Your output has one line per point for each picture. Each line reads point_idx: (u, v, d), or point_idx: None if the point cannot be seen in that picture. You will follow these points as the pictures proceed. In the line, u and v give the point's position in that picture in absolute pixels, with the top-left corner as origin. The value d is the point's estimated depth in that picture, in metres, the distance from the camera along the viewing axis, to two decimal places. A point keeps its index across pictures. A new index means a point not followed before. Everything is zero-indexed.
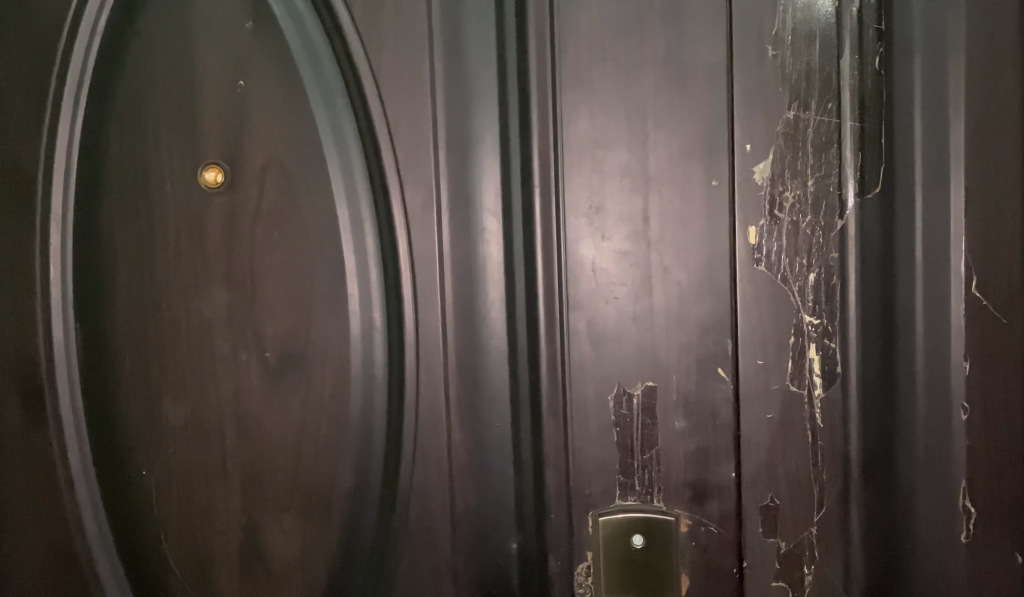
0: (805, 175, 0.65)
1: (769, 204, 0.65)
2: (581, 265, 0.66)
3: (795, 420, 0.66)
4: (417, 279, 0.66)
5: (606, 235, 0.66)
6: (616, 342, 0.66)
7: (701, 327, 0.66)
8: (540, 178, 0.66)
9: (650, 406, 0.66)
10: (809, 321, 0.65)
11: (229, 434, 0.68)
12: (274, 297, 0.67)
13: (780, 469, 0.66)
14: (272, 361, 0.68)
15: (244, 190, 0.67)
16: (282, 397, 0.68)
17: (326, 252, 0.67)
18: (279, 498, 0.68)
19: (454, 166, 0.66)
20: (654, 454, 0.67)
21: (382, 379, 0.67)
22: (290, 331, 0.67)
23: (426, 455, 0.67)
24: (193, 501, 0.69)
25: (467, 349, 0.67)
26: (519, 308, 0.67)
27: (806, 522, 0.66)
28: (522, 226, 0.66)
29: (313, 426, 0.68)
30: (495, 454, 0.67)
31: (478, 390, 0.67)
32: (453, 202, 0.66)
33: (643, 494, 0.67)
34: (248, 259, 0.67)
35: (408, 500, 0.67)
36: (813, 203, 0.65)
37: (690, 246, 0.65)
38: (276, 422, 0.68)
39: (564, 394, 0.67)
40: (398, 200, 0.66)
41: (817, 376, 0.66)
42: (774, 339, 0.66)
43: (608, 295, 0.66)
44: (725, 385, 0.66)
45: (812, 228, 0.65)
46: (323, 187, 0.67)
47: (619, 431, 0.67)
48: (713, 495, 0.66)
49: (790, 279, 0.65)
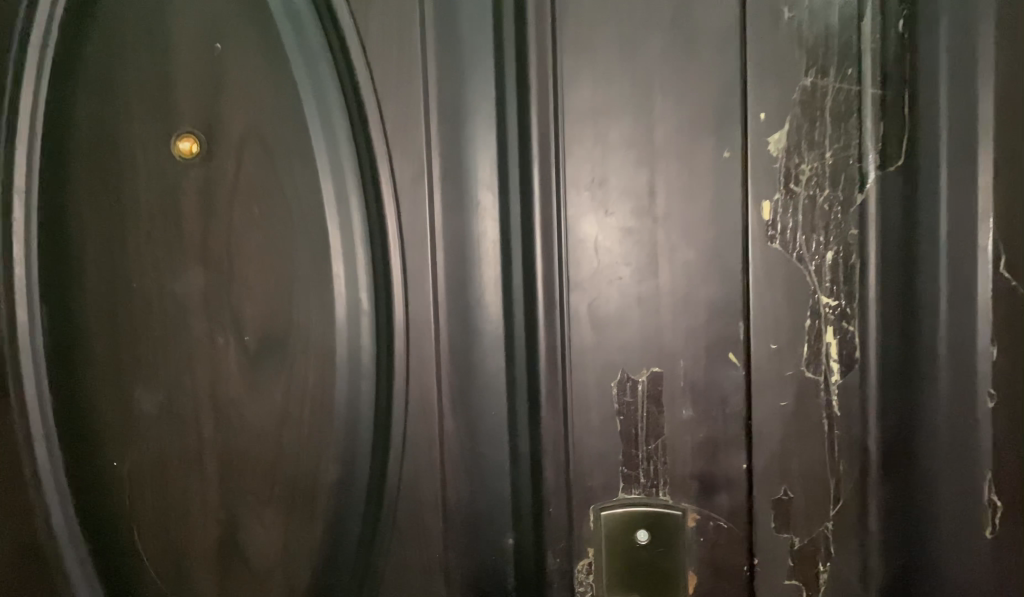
0: (822, 146, 0.61)
1: (784, 177, 0.61)
2: (582, 243, 0.62)
3: (810, 408, 0.62)
4: (407, 257, 0.62)
5: (609, 210, 0.61)
6: (619, 325, 0.62)
7: (710, 310, 0.61)
8: (539, 150, 0.61)
9: (656, 393, 0.62)
10: (826, 302, 0.61)
11: (206, 424, 0.64)
12: (253, 277, 0.63)
13: (794, 461, 0.62)
14: (251, 347, 0.63)
15: (222, 162, 0.63)
16: (261, 383, 0.63)
17: (310, 230, 0.62)
18: (259, 492, 0.64)
19: (446, 136, 0.62)
20: (660, 444, 0.62)
21: (369, 364, 0.63)
22: (270, 314, 0.63)
23: (416, 445, 0.63)
24: (167, 494, 0.65)
25: (459, 331, 0.63)
26: (515, 289, 0.62)
27: (821, 516, 0.62)
28: (519, 201, 0.62)
29: (295, 414, 0.63)
30: (490, 446, 0.63)
31: (472, 376, 0.63)
32: (445, 175, 0.62)
33: (648, 488, 0.63)
34: (225, 236, 0.63)
35: (396, 496, 0.63)
36: (831, 176, 0.61)
37: (699, 222, 0.61)
38: (256, 410, 0.64)
39: (564, 381, 0.62)
40: (386, 172, 0.61)
41: (833, 362, 0.62)
42: (789, 321, 0.61)
43: (610, 276, 0.62)
44: (736, 371, 0.62)
45: (830, 203, 0.61)
46: (305, 159, 0.62)
47: (623, 420, 0.62)
48: (722, 488, 0.62)
49: (806, 257, 0.61)
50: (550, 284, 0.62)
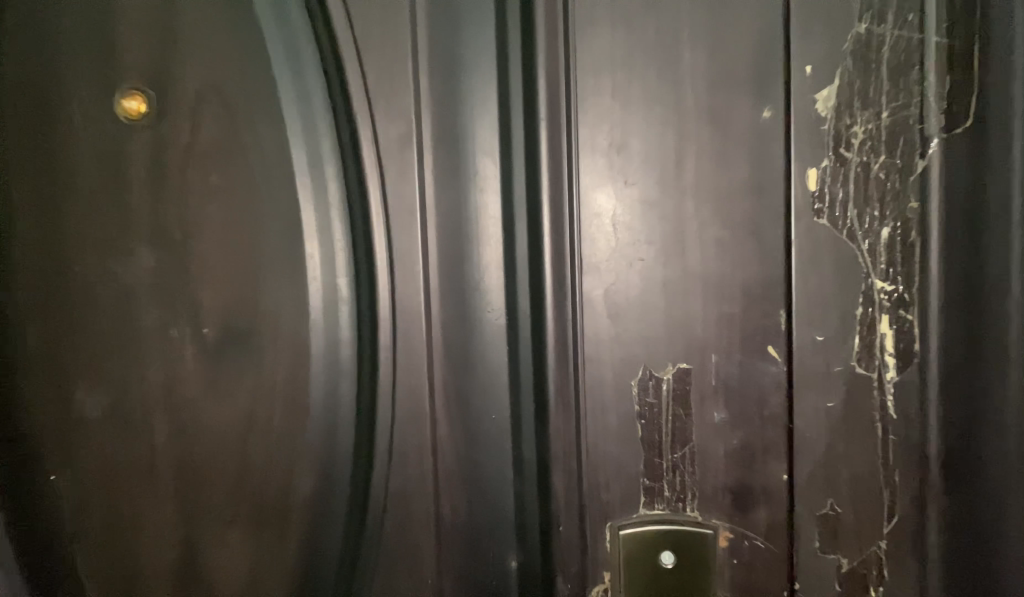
0: (877, 104, 0.52)
1: (833, 140, 0.52)
2: (597, 217, 0.53)
3: (861, 410, 0.53)
4: (393, 235, 0.53)
5: (630, 179, 0.52)
6: (639, 314, 0.53)
7: (746, 295, 0.53)
8: (547, 108, 0.52)
9: (683, 393, 0.53)
10: (881, 287, 0.53)
11: (158, 430, 0.55)
12: (213, 258, 0.54)
13: (842, 470, 0.54)
14: (211, 339, 0.54)
15: (174, 123, 0.53)
16: (224, 383, 0.54)
17: (279, 203, 0.53)
18: (222, 508, 0.55)
19: (438, 95, 0.53)
20: (688, 452, 0.54)
21: (349, 361, 0.54)
22: (233, 301, 0.54)
23: (404, 454, 0.54)
24: (117, 511, 0.55)
25: (455, 321, 0.54)
26: (519, 272, 0.53)
27: (873, 534, 0.54)
28: (525, 170, 0.53)
29: (263, 418, 0.54)
30: (490, 452, 0.55)
31: (470, 372, 0.54)
32: (436, 140, 0.53)
33: (674, 502, 0.54)
34: (179, 210, 0.54)
35: (382, 512, 0.54)
36: (888, 140, 0.52)
37: (735, 193, 0.52)
38: (217, 414, 0.54)
39: (576, 380, 0.53)
40: (368, 135, 0.52)
41: (889, 356, 0.53)
42: (838, 310, 0.53)
43: (629, 256, 0.53)
44: (776, 368, 0.53)
45: (886, 171, 0.52)
46: (273, 121, 0.53)
47: (644, 425, 0.53)
48: (759, 502, 0.54)
49: (859, 234, 0.52)
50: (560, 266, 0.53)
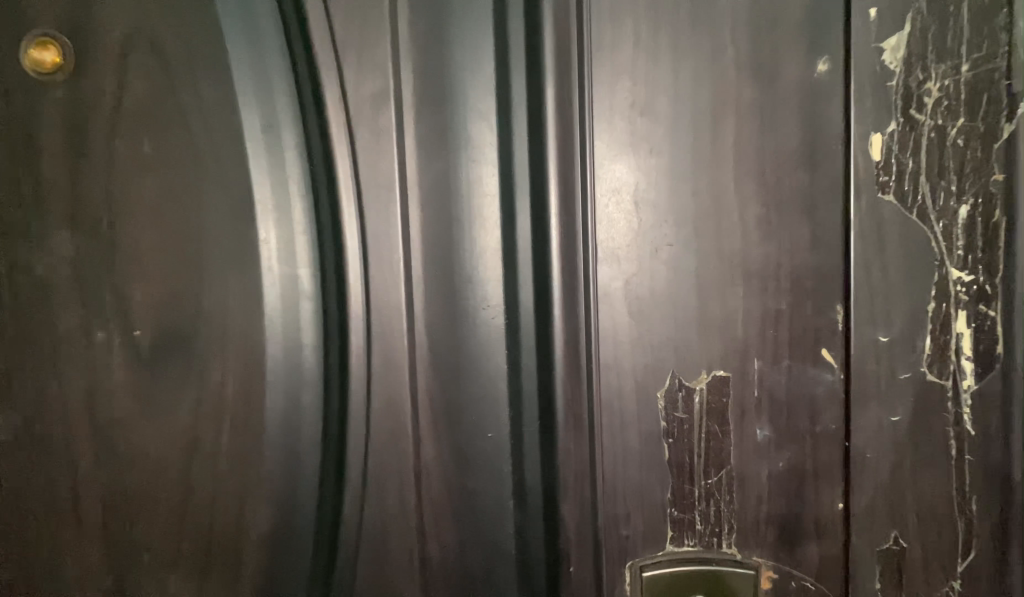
0: (956, 55, 0.42)
1: (901, 99, 0.43)
2: (615, 193, 0.43)
3: (931, 426, 0.44)
4: (367, 216, 0.43)
5: (654, 147, 0.43)
6: (667, 312, 0.44)
7: (796, 290, 0.43)
8: (556, 59, 0.42)
9: (719, 406, 0.44)
10: (957, 278, 0.43)
11: (81, 456, 0.45)
12: (147, 244, 0.44)
13: (907, 497, 0.45)
14: (144, 345, 0.44)
15: (95, 79, 0.43)
16: (161, 398, 0.45)
17: (226, 178, 0.44)
18: (160, 550, 0.45)
19: (423, 44, 0.43)
20: (724, 477, 0.45)
21: (312, 369, 0.44)
22: (172, 299, 0.44)
23: (383, 482, 0.45)
24: (28, 558, 0.45)
25: (443, 320, 0.45)
26: (521, 261, 0.44)
27: (944, 573, 0.45)
28: (528, 136, 0.43)
29: (211, 440, 0.45)
30: (485, 477, 0.45)
31: (461, 383, 0.45)
32: (420, 100, 0.44)
33: (707, 537, 0.45)
34: (103, 185, 0.43)
35: (355, 552, 0.45)
36: (969, 98, 0.42)
37: (783, 165, 0.43)
38: (154, 435, 0.45)
39: (588, 393, 0.43)
40: (334, 93, 0.42)
41: (966, 360, 0.44)
42: (907, 305, 0.44)
43: (654, 242, 0.43)
44: (831, 376, 0.44)
45: (965, 137, 0.43)
46: (216, 76, 0.43)
47: (672, 445, 0.44)
48: (809, 537, 0.45)
49: (932, 213, 0.43)
50: (570, 254, 0.43)
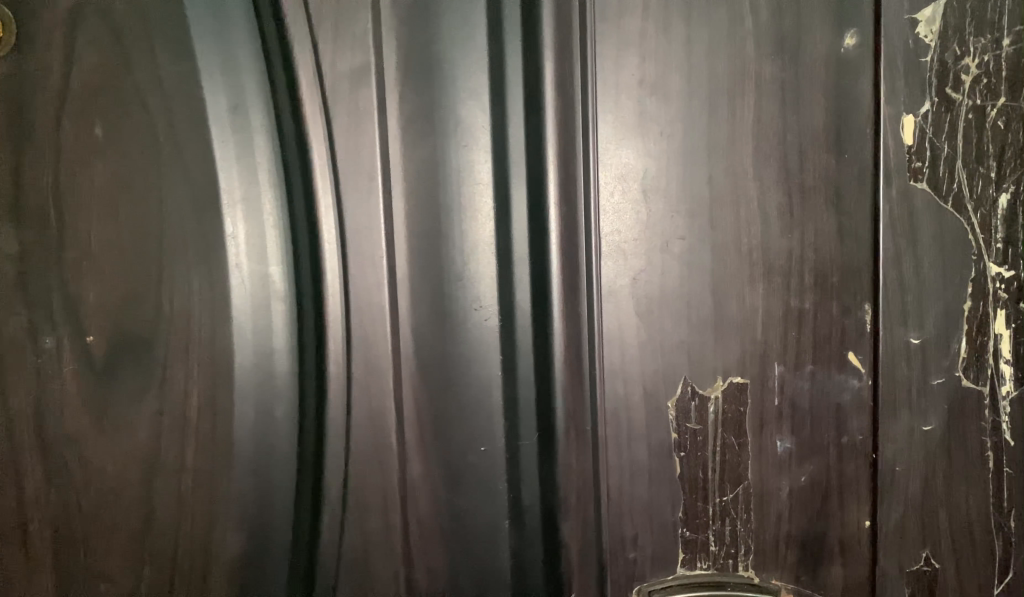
0: (998, 28, 0.38)
1: (936, 76, 0.39)
2: (621, 179, 0.39)
3: (965, 435, 0.40)
4: (346, 207, 0.39)
5: (665, 129, 0.39)
6: (679, 312, 0.40)
7: (820, 287, 0.39)
8: (555, 35, 0.38)
9: (736, 417, 0.40)
10: (997, 274, 0.39)
11: (28, 476, 0.40)
12: (100, 239, 0.39)
13: (940, 516, 0.40)
14: (97, 353, 0.39)
15: (40, 52, 0.38)
16: (116, 410, 0.40)
17: (189, 165, 0.39)
18: (118, 579, 0.41)
19: (406, 15, 0.39)
20: (741, 494, 0.41)
21: (286, 377, 0.40)
22: (128, 300, 0.39)
23: (365, 501, 0.41)
24: None
25: (431, 323, 0.40)
26: (517, 258, 0.40)
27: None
28: (525, 119, 0.39)
29: (173, 456, 0.40)
30: (478, 496, 0.41)
31: (451, 393, 0.40)
32: (404, 78, 0.39)
33: (721, 559, 0.41)
34: (49, 174, 0.39)
35: (335, 578, 0.41)
36: (1010, 76, 0.38)
37: (807, 150, 0.39)
38: (110, 452, 0.40)
39: (592, 402, 0.40)
40: (309, 71, 0.38)
41: (1005, 364, 0.40)
42: (941, 303, 0.39)
43: (667, 236, 0.39)
44: (859, 382, 0.40)
45: (1007, 119, 0.39)
46: (176, 52, 0.38)
47: (685, 459, 0.40)
48: (833, 558, 0.41)
49: (968, 202, 0.39)
50: (572, 247, 0.39)
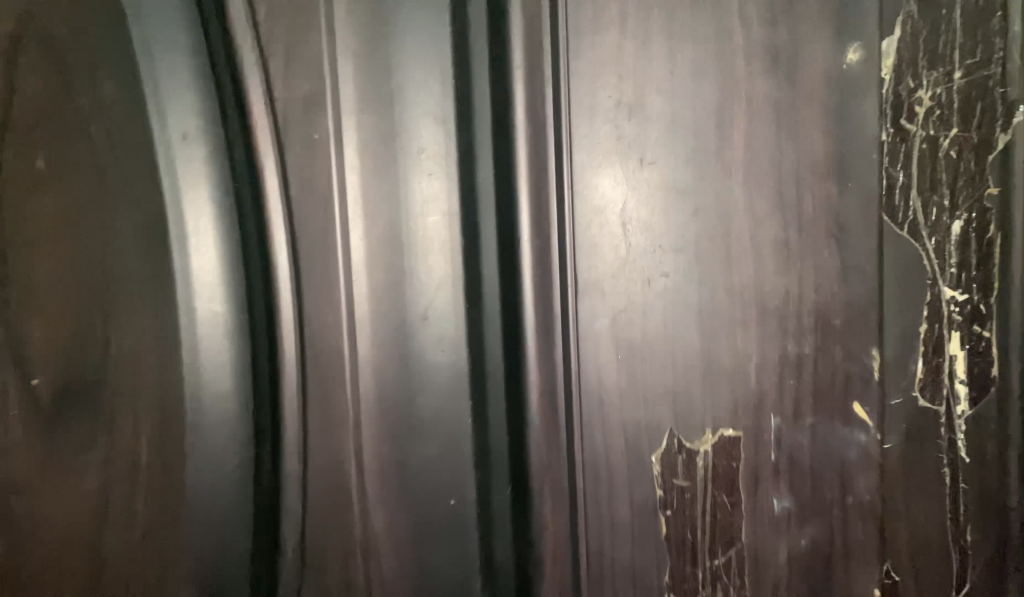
0: (947, 58, 0.38)
1: (891, 108, 0.38)
2: (599, 214, 0.35)
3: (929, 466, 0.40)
4: (303, 243, 0.35)
5: (650, 154, 0.35)
6: (666, 357, 0.36)
7: (821, 328, 0.38)
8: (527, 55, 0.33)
9: (728, 471, 0.37)
10: (950, 295, 0.39)
11: None
12: (47, 268, 0.34)
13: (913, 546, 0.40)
14: (44, 398, 0.33)
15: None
16: (66, 459, 0.34)
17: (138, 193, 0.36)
18: None
19: (364, 37, 0.36)
20: (734, 555, 0.38)
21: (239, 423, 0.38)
22: (75, 338, 0.34)
23: (324, 564, 0.37)
24: None
25: (395, 367, 0.37)
26: (487, 291, 0.37)
27: None
28: (490, 151, 0.36)
29: (119, 511, 0.35)
30: (446, 550, 0.38)
31: (413, 443, 0.38)
32: (363, 104, 0.36)
33: None
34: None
35: None
36: (962, 109, 0.38)
37: (805, 178, 0.37)
38: (62, 508, 0.34)
39: (570, 461, 0.35)
40: (261, 92, 0.34)
41: (959, 383, 0.40)
42: (906, 335, 0.39)
43: (657, 275, 0.36)
44: (866, 435, 0.39)
45: (956, 148, 0.39)
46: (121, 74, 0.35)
47: (670, 519, 0.37)
48: None
49: (924, 229, 0.39)
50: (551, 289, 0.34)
